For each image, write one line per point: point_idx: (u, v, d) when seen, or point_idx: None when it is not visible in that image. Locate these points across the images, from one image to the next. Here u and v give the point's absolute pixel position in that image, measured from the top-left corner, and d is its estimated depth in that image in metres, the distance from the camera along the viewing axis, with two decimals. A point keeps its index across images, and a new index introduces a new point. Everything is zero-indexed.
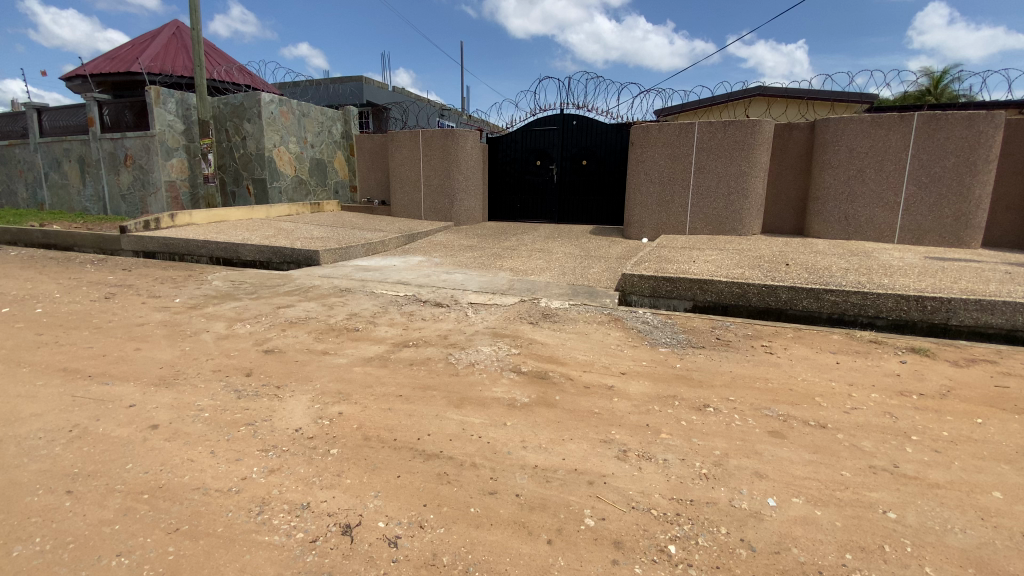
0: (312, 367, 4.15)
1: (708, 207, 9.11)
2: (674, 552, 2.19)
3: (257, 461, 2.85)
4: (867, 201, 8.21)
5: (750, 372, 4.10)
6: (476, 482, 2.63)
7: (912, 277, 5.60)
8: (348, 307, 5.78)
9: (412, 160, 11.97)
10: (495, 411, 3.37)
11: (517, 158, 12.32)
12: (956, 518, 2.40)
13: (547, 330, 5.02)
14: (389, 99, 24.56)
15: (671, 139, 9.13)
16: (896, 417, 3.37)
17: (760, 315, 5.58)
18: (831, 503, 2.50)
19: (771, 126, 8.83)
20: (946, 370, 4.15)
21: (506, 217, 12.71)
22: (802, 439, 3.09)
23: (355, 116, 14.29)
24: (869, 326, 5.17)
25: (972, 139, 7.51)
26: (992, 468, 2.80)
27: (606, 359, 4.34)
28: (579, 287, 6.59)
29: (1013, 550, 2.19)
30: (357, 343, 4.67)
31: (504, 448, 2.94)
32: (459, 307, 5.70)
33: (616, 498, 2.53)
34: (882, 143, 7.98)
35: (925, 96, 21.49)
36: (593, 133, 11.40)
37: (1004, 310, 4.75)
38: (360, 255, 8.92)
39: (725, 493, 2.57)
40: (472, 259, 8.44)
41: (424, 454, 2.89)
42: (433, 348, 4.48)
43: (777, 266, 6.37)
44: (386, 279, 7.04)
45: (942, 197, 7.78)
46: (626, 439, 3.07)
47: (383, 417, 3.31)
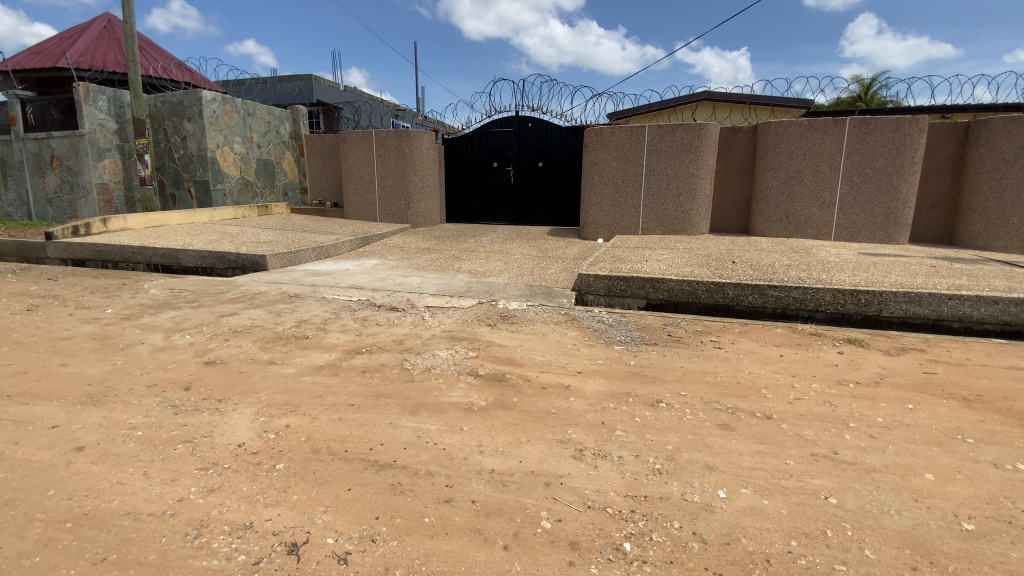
0: (257, 378, 3.95)
1: (659, 207, 9.35)
2: (629, 549, 2.20)
3: (195, 481, 2.68)
4: (806, 201, 8.65)
5: (701, 367, 4.22)
6: (431, 490, 2.56)
7: (848, 272, 5.93)
8: (298, 314, 5.56)
9: (365, 160, 11.69)
10: (451, 416, 3.29)
11: (473, 159, 12.25)
12: (892, 500, 2.53)
13: (505, 332, 5.00)
14: (341, 98, 23.92)
15: (623, 141, 9.32)
16: (835, 406, 3.54)
17: (709, 311, 5.76)
18: (777, 492, 2.59)
19: (716, 129, 9.17)
20: (879, 359, 4.42)
21: (464, 219, 12.62)
22: (750, 431, 3.19)
23: (305, 115, 13.77)
24: (810, 319, 5.43)
25: (899, 142, 8.03)
26: (923, 451, 2.98)
27: (563, 359, 4.35)
28: (536, 288, 6.60)
29: (945, 530, 2.33)
30: (307, 351, 4.49)
31: (461, 453, 2.89)
32: (416, 311, 5.59)
33: (572, 498, 2.53)
34: (818, 146, 8.45)
35: (857, 101, 22.81)
36: (548, 134, 11.48)
37: (930, 301, 5.08)
38: (310, 259, 8.62)
39: (678, 488, 2.62)
40: (429, 262, 8.32)
41: (376, 464, 2.79)
42: (388, 354, 4.36)
43: (725, 263, 6.59)
44: (339, 283, 6.82)
45: (873, 196, 8.28)
46: (582, 438, 3.08)
47: (334, 428, 3.18)
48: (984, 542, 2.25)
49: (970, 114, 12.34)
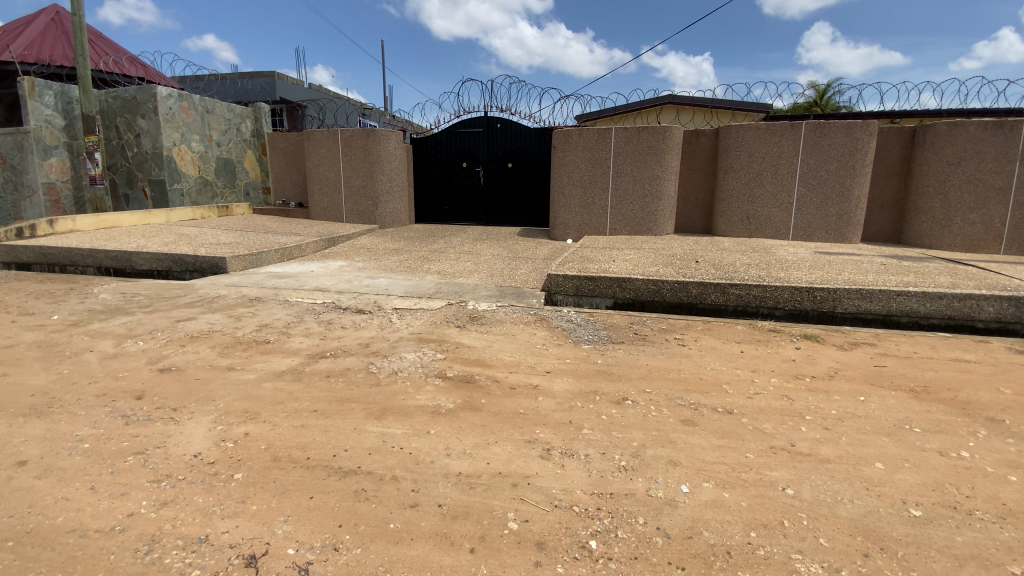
0: (215, 385, 3.81)
1: (626, 208, 9.50)
2: (595, 547, 2.21)
3: (147, 494, 2.55)
4: (766, 202, 8.95)
5: (665, 365, 4.30)
6: (396, 496, 2.52)
7: (805, 271, 6.15)
8: (259, 318, 5.39)
9: (331, 160, 11.45)
10: (418, 420, 3.25)
11: (442, 160, 12.16)
12: (845, 490, 2.63)
13: (474, 333, 4.97)
14: (305, 96, 23.36)
15: (590, 142, 9.41)
16: (792, 400, 3.66)
17: (674, 309, 5.88)
18: (737, 485, 2.66)
19: (680, 132, 9.38)
20: (834, 353, 4.60)
21: (433, 219, 12.51)
22: (711, 426, 3.27)
23: (267, 113, 13.35)
24: (769, 317, 5.61)
25: (851, 146, 8.39)
26: (874, 441, 3.12)
27: (532, 359, 4.36)
28: (506, 289, 6.60)
29: (894, 516, 2.44)
30: (268, 357, 4.35)
31: (427, 457, 2.85)
32: (383, 313, 5.50)
33: (540, 498, 2.53)
34: (776, 148, 8.74)
35: (813, 107, 23.70)
36: (516, 135, 11.50)
37: (881, 297, 5.32)
38: (274, 261, 8.37)
39: (643, 484, 2.65)
40: (397, 263, 8.19)
41: (340, 471, 2.73)
42: (353, 358, 4.27)
43: (689, 263, 6.74)
44: (302, 286, 6.65)
45: (828, 198, 8.62)
46: (550, 438, 3.09)
47: (296, 435, 3.09)
48: (931, 527, 2.37)
49: (917, 119, 12.98)
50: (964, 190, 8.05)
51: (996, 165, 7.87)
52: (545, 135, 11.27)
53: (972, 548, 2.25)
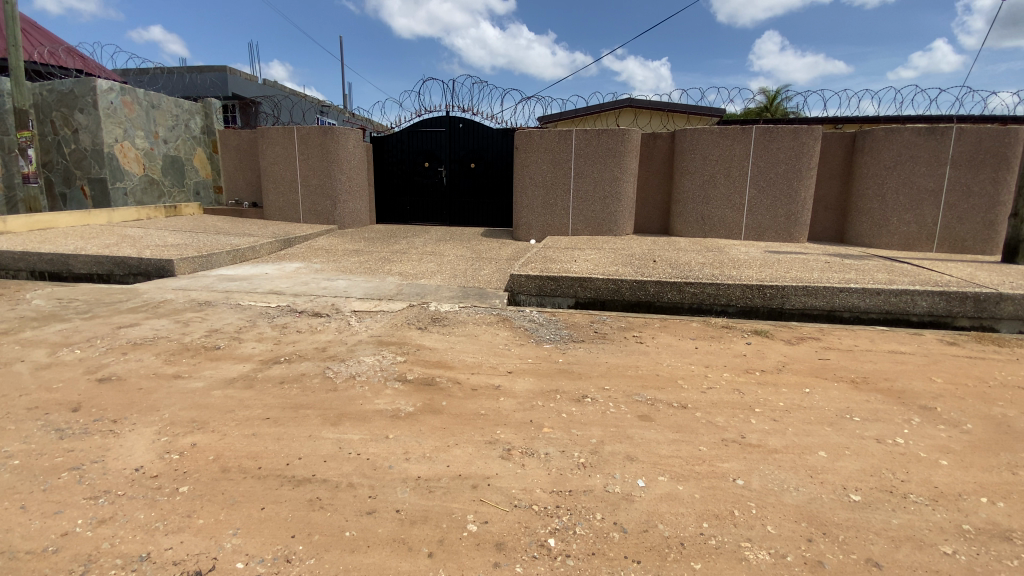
0: (160, 395, 3.62)
1: (587, 209, 9.63)
2: (553, 545, 2.23)
3: (84, 512, 2.40)
4: (719, 203, 9.27)
5: (624, 362, 4.38)
6: (353, 503, 2.46)
7: (756, 269, 6.39)
8: (208, 323, 5.16)
9: (287, 158, 11.11)
10: (376, 425, 3.19)
11: (403, 159, 11.99)
12: (791, 478, 2.75)
13: (435, 335, 4.93)
14: (259, 92, 22.58)
15: (552, 144, 9.49)
16: (743, 393, 3.80)
17: (633, 308, 6.01)
18: (691, 477, 2.74)
19: (638, 135, 9.59)
20: (782, 348, 4.81)
21: (395, 220, 12.32)
22: (667, 420, 3.35)
23: (218, 109, 12.79)
24: (722, 314, 5.81)
25: (798, 149, 8.79)
26: (818, 431, 3.28)
27: (494, 360, 4.36)
28: (469, 290, 6.57)
29: (835, 502, 2.57)
30: (218, 363, 4.17)
31: (386, 462, 2.80)
32: (341, 316, 5.38)
33: (499, 499, 2.53)
34: (729, 151, 9.06)
35: (764, 112, 24.66)
36: (478, 135, 11.47)
37: (825, 294, 5.60)
38: (225, 263, 8.04)
39: (601, 480, 2.70)
40: (357, 265, 8.02)
41: (293, 480, 2.64)
42: (308, 363, 4.16)
43: (647, 262, 6.88)
44: (256, 289, 6.42)
45: (777, 199, 9.01)
46: (510, 438, 3.09)
47: (246, 444, 2.98)
48: (869, 511, 2.51)
49: (858, 125, 13.72)
50: (900, 192, 8.57)
51: (927, 169, 8.42)
52: (507, 136, 11.28)
53: (907, 530, 2.39)
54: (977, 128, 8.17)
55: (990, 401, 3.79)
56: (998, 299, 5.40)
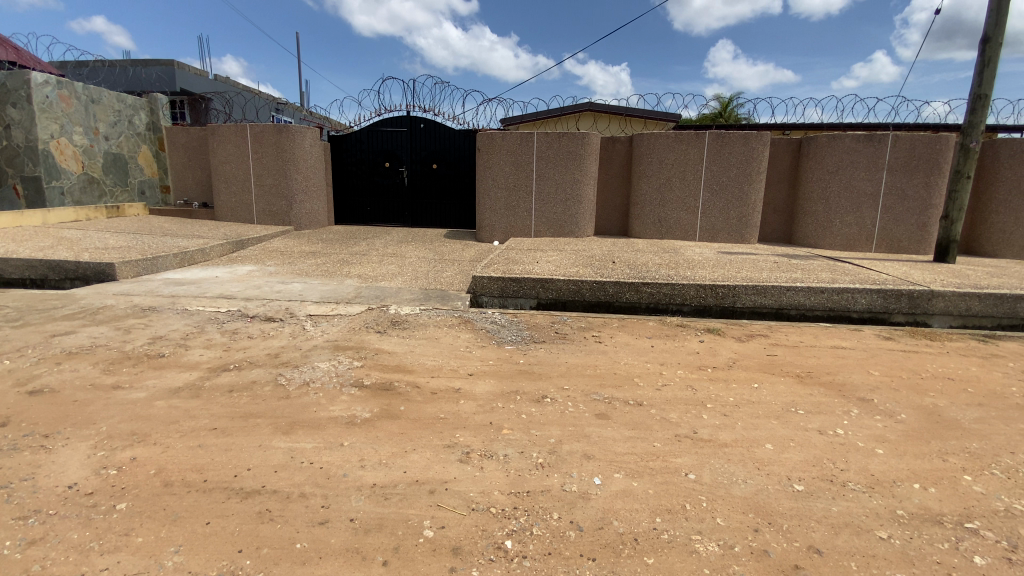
0: (97, 406, 3.41)
1: (549, 211, 9.72)
2: (510, 547, 2.24)
3: (9, 533, 2.24)
4: (676, 206, 9.54)
5: (583, 361, 4.44)
6: (304, 513, 2.39)
7: (709, 270, 6.61)
8: (152, 330, 4.91)
9: (239, 157, 10.71)
10: (330, 432, 3.11)
11: (362, 159, 11.76)
12: (739, 471, 2.86)
13: (395, 338, 4.85)
14: (210, 88, 21.69)
15: (513, 146, 9.51)
16: (695, 389, 3.92)
17: (593, 309, 6.10)
18: (645, 473, 2.80)
19: (598, 139, 9.77)
20: (733, 345, 4.99)
21: (355, 221, 12.07)
22: (623, 418, 3.42)
23: (165, 105, 12.19)
24: (678, 313, 5.98)
25: (749, 154, 9.15)
26: (765, 424, 3.42)
27: (454, 362, 4.33)
28: (431, 292, 6.50)
29: (780, 492, 2.69)
30: (162, 372, 3.98)
31: (340, 470, 2.73)
32: (296, 321, 5.22)
33: (456, 503, 2.51)
34: (684, 156, 9.33)
35: (718, 117, 25.50)
36: (439, 136, 11.38)
37: (773, 293, 5.85)
38: (172, 266, 7.67)
39: (558, 479, 2.72)
40: (314, 267, 7.81)
41: (241, 492, 2.55)
42: (259, 370, 4.01)
43: (607, 264, 7.01)
44: (205, 293, 6.16)
45: (729, 202, 9.34)
46: (469, 441, 3.08)
47: (191, 456, 2.85)
48: (811, 500, 2.63)
49: (805, 131, 14.41)
50: (842, 195, 9.05)
51: (867, 174, 8.92)
52: (468, 137, 11.24)
53: (845, 516, 2.53)
54: (910, 136, 8.72)
55: (921, 391, 4.06)
56: (930, 296, 5.77)
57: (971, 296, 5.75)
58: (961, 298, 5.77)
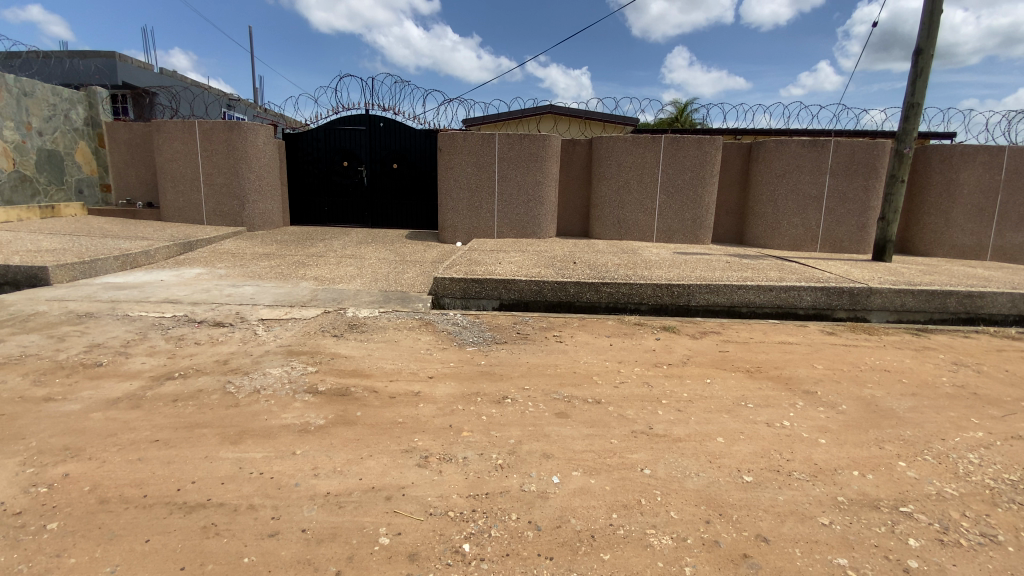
0: (25, 420, 3.18)
1: (511, 212, 9.74)
2: (468, 550, 2.22)
3: None
4: (634, 207, 9.75)
5: (544, 361, 4.47)
6: (253, 526, 2.30)
7: (666, 269, 6.79)
8: (89, 338, 4.61)
9: (187, 155, 10.24)
10: (282, 441, 3.00)
11: (320, 158, 11.46)
12: (692, 464, 2.95)
13: (352, 342, 4.75)
14: (155, 82, 20.66)
15: (475, 147, 9.48)
16: (651, 386, 4.02)
17: (555, 308, 6.15)
18: (602, 470, 2.85)
19: (558, 141, 9.88)
20: (688, 342, 5.14)
21: (312, 221, 11.75)
22: (582, 416, 3.47)
23: (105, 99, 11.49)
24: (636, 311, 6.12)
25: (702, 158, 9.45)
26: (716, 418, 3.53)
27: (414, 365, 4.28)
28: (391, 294, 6.39)
29: (731, 484, 2.78)
30: (99, 383, 3.74)
31: (292, 480, 2.65)
32: (247, 326, 5.03)
33: (414, 508, 2.47)
34: (641, 159, 9.55)
35: (676, 122, 26.24)
36: (399, 135, 11.21)
37: (725, 291, 6.07)
38: (112, 269, 7.24)
39: (517, 479, 2.73)
40: (267, 269, 7.54)
41: (185, 506, 2.43)
42: (207, 377, 3.84)
43: (568, 264, 7.08)
44: (148, 298, 5.85)
45: (685, 203, 9.62)
46: (428, 445, 3.04)
47: (130, 470, 2.69)
48: (760, 490, 2.74)
49: (754, 136, 15.03)
50: (789, 198, 9.49)
51: (812, 177, 9.38)
52: (429, 136, 11.14)
53: (791, 504, 2.64)
54: (850, 142, 9.22)
55: (860, 383, 4.30)
56: (869, 293, 6.12)
57: (905, 293, 6.13)
58: (896, 295, 6.14)
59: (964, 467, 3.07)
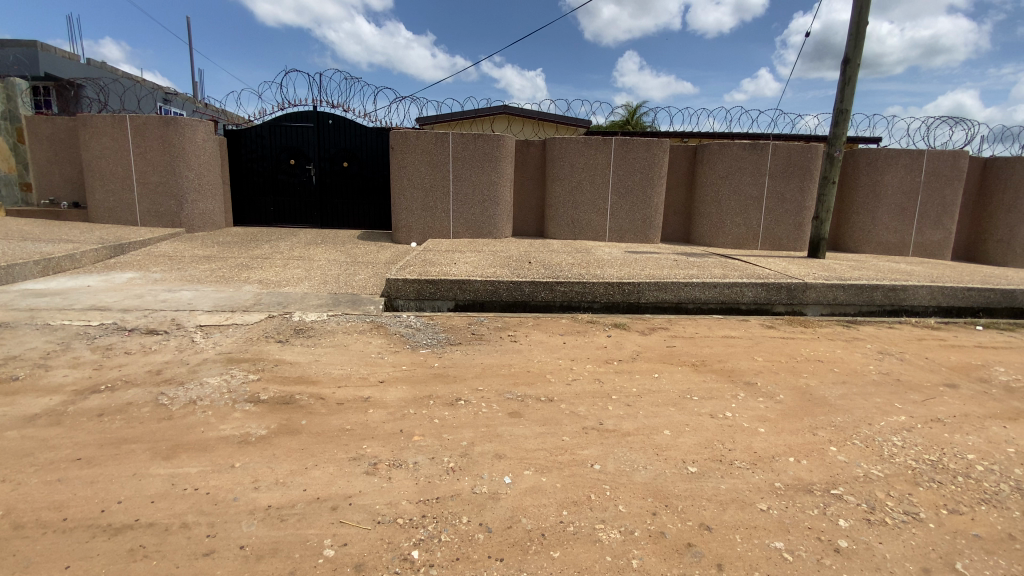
0: None
1: (466, 212, 9.69)
2: (417, 557, 2.19)
3: None
4: (587, 207, 9.92)
5: (497, 361, 4.48)
6: (186, 546, 2.18)
7: (617, 268, 6.95)
8: (3, 350, 4.23)
9: (117, 152, 9.59)
10: (219, 454, 2.86)
11: (265, 156, 11.01)
12: (640, 458, 3.02)
13: (298, 347, 4.58)
14: (82, 73, 19.24)
15: (428, 146, 9.35)
16: (602, 382, 4.10)
17: (510, 308, 6.17)
18: (553, 468, 2.87)
19: (512, 141, 9.91)
20: (637, 338, 5.28)
21: (258, 222, 11.27)
22: (534, 415, 3.49)
23: (25, 92, 10.55)
24: (589, 310, 6.23)
25: (652, 159, 9.72)
26: (663, 412, 3.64)
27: (364, 370, 4.18)
28: (341, 297, 6.22)
29: (676, 475, 2.87)
30: (14, 399, 3.43)
31: (230, 495, 2.52)
32: (184, 333, 4.76)
33: (361, 517, 2.41)
34: (593, 160, 9.73)
35: (626, 125, 26.90)
36: (350, 133, 10.93)
37: (673, 288, 6.27)
38: (31, 275, 6.68)
39: (468, 482, 2.71)
40: (207, 273, 7.17)
41: (110, 529, 2.27)
42: (137, 390, 3.60)
43: (523, 264, 7.12)
44: (73, 305, 5.43)
45: (636, 203, 9.87)
46: (377, 452, 2.97)
47: (48, 493, 2.49)
48: (703, 480, 2.84)
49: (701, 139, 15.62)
50: (732, 198, 9.91)
51: (752, 178, 9.83)
52: (381, 135, 10.92)
53: (732, 492, 2.76)
54: (787, 145, 9.73)
55: (796, 373, 4.55)
56: (805, 288, 6.47)
57: (837, 287, 6.53)
58: (829, 289, 6.53)
59: (888, 450, 3.30)
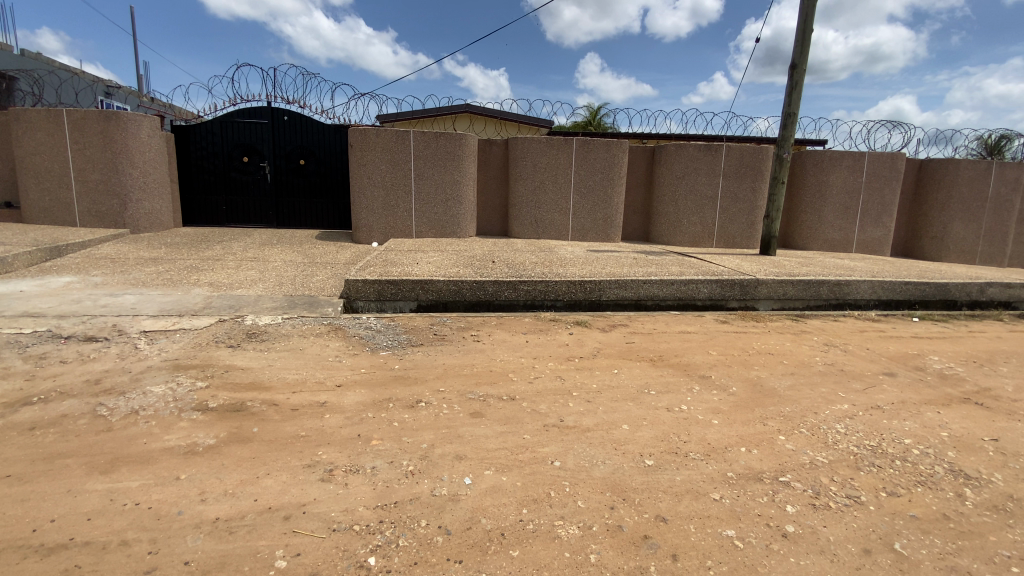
0: None
1: (428, 210, 9.58)
2: (374, 564, 2.15)
3: None
4: (549, 206, 10.00)
5: (460, 361, 4.45)
6: (126, 564, 2.08)
7: (579, 266, 7.03)
8: None
9: (53, 148, 9.01)
10: (164, 466, 2.73)
11: (216, 153, 10.57)
12: (599, 453, 3.07)
13: (251, 352, 4.43)
14: (12, 63, 17.91)
15: (389, 144, 9.20)
16: (563, 379, 4.14)
17: (473, 308, 6.15)
18: (514, 467, 2.88)
19: (474, 140, 9.87)
20: (598, 336, 5.36)
21: (209, 221, 10.82)
22: (496, 414, 3.49)
23: None
24: (551, 308, 6.28)
25: (612, 159, 9.88)
26: (622, 407, 3.72)
27: (321, 374, 4.07)
28: (297, 299, 6.04)
29: (634, 469, 2.94)
30: None
31: (174, 508, 2.41)
32: (126, 339, 4.52)
33: (315, 526, 2.35)
34: (555, 159, 9.82)
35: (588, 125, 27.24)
36: (306, 130, 10.63)
37: (633, 286, 6.40)
38: None
39: (428, 485, 2.69)
40: (153, 276, 6.82)
41: (41, 550, 2.13)
42: (73, 401, 3.38)
43: (486, 263, 7.11)
44: (2, 312, 5.06)
45: (597, 202, 10.01)
46: (334, 458, 2.90)
47: None
48: (660, 473, 2.92)
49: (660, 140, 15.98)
50: (689, 197, 10.20)
51: (708, 178, 10.14)
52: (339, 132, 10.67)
53: (687, 484, 2.84)
54: (740, 146, 10.09)
55: (748, 366, 4.73)
56: (757, 284, 6.73)
57: (787, 283, 6.82)
58: (779, 285, 6.81)
59: (832, 437, 3.47)
